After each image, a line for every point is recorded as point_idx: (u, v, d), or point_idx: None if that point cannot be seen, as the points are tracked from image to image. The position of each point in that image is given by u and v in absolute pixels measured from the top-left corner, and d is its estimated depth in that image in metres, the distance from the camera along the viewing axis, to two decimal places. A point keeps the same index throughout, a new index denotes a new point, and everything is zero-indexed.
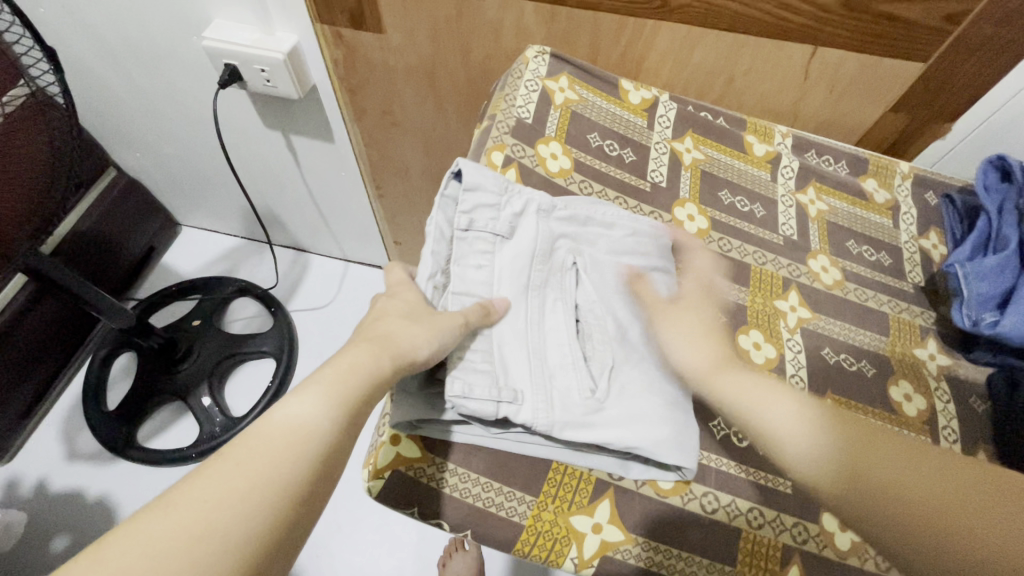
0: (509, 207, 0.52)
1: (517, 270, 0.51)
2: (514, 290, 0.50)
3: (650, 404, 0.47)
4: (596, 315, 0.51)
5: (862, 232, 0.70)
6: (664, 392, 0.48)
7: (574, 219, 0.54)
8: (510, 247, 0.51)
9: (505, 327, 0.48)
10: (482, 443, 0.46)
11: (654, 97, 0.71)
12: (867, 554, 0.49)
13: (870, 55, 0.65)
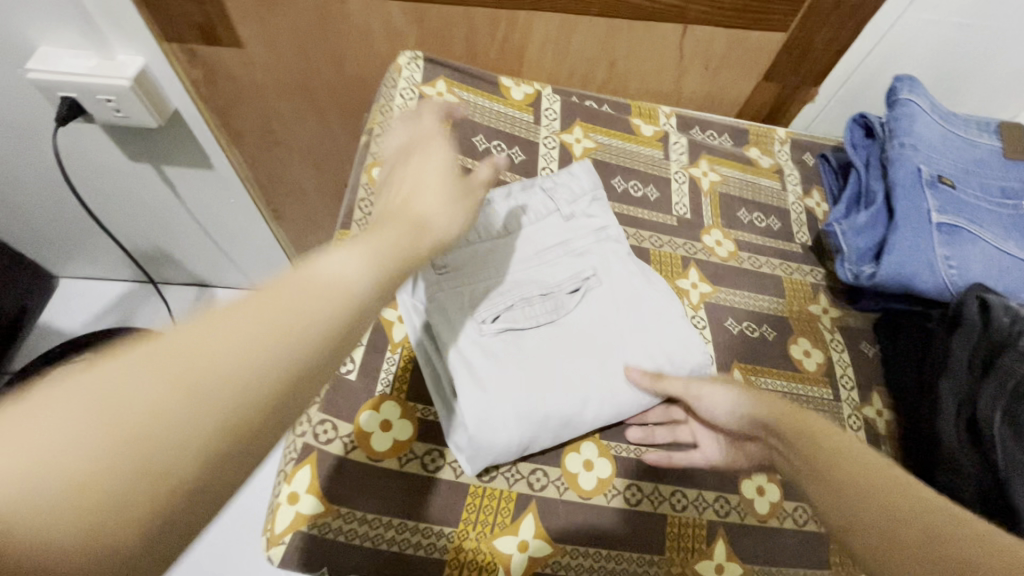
0: (561, 205, 0.58)
1: (470, 261, 0.52)
2: (477, 260, 0.52)
3: (562, 393, 0.46)
4: (542, 314, 0.50)
5: (751, 200, 0.73)
6: (598, 376, 0.48)
7: (592, 236, 0.57)
8: (518, 230, 0.55)
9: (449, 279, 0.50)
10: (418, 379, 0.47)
11: (537, 90, 0.70)
12: (785, 513, 0.51)
13: (735, 28, 0.67)
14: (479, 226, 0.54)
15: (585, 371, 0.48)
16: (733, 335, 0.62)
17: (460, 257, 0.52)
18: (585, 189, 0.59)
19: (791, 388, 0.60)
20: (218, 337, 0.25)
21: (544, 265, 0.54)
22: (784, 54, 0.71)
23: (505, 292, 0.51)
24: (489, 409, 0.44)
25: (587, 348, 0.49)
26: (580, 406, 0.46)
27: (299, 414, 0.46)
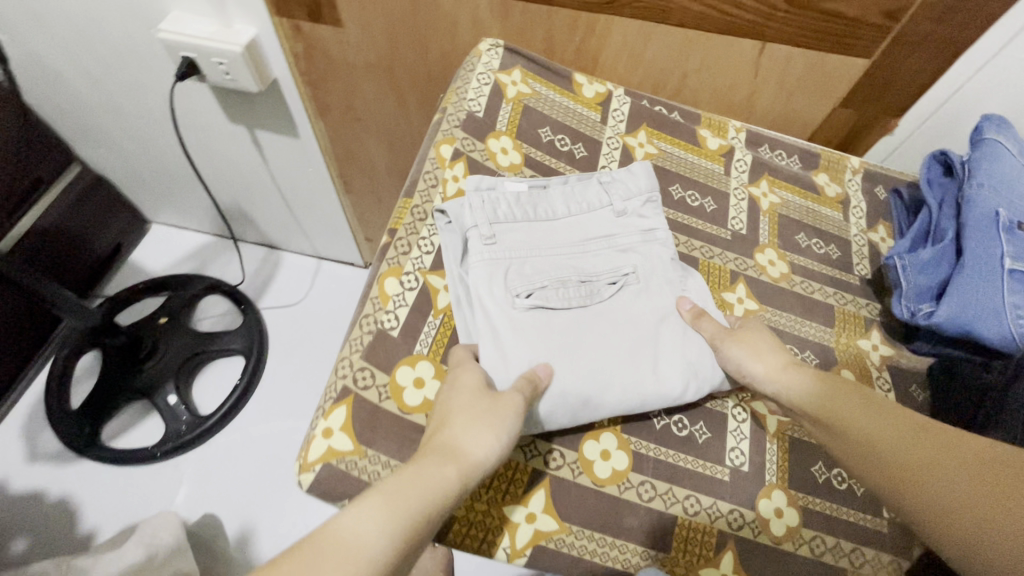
0: (614, 201, 0.59)
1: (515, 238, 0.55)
2: (526, 239, 0.55)
3: (585, 376, 0.48)
4: (572, 296, 0.52)
5: (812, 226, 0.71)
6: (620, 368, 0.49)
7: (639, 235, 0.58)
8: (569, 219, 0.58)
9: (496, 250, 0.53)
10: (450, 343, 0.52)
11: (608, 92, 0.72)
12: (801, 539, 0.50)
13: (817, 51, 0.66)
14: (534, 209, 0.57)
15: (612, 360, 0.49)
16: None
17: (510, 234, 0.55)
18: (642, 188, 0.60)
19: None
20: (355, 523, 0.32)
21: (588, 255, 0.56)
22: (866, 82, 0.70)
23: (547, 272, 0.53)
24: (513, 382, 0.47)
25: (616, 336, 0.51)
26: (600, 393, 0.48)
27: (343, 357, 0.50)
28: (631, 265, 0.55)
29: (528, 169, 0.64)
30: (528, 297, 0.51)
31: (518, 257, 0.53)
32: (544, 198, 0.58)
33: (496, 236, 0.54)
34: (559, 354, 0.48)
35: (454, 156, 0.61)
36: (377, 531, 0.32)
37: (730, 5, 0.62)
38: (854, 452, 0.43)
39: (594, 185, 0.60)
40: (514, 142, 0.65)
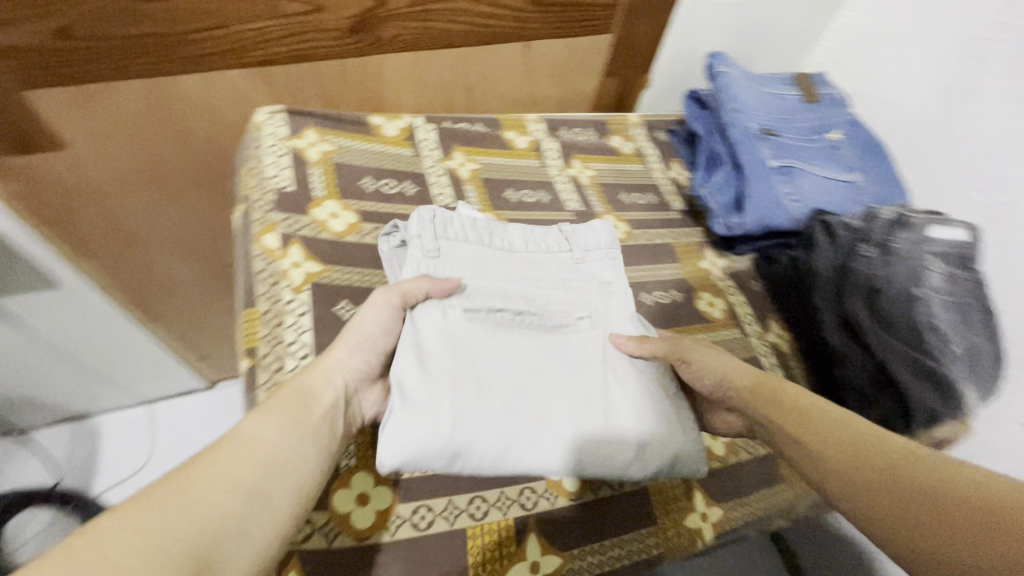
0: (575, 250, 0.61)
1: (456, 258, 0.54)
2: (469, 258, 0.55)
3: (549, 420, 0.46)
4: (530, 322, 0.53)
5: (626, 182, 0.80)
6: (584, 389, 0.49)
7: (595, 288, 0.59)
8: (528, 254, 0.59)
9: (435, 264, 0.53)
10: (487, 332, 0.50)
11: (408, 124, 0.71)
12: (740, 448, 0.58)
13: (570, 37, 0.75)
14: (491, 237, 0.58)
15: (574, 390, 0.49)
16: (651, 307, 0.68)
17: (455, 253, 0.55)
18: (601, 243, 0.62)
19: (707, 336, 0.68)
20: (263, 430, 0.38)
21: (546, 291, 0.56)
22: (616, 52, 0.80)
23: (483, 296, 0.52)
24: (467, 407, 0.44)
25: (587, 370, 0.51)
26: (568, 411, 0.47)
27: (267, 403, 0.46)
28: (586, 311, 0.55)
29: (368, 224, 0.60)
30: (465, 310, 0.50)
31: (466, 277, 0.53)
32: (503, 232, 0.60)
33: (442, 249, 0.54)
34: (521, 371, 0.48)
35: (284, 242, 0.55)
36: (280, 434, 0.38)
37: (486, 16, 0.68)
38: (868, 498, 0.35)
39: (555, 232, 0.63)
40: (342, 203, 0.60)
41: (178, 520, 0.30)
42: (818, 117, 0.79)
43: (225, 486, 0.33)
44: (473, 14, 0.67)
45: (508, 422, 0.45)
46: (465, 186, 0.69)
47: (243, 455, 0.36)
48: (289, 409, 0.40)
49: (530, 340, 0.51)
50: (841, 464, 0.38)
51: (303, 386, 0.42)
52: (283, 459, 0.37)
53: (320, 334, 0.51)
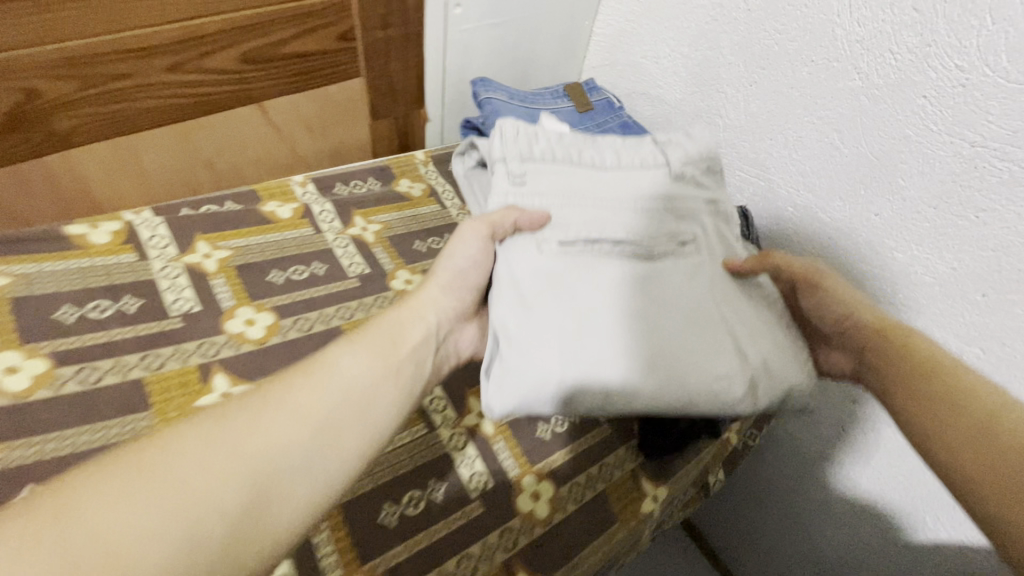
0: (671, 163, 0.59)
1: (552, 184, 0.56)
2: (556, 185, 0.56)
3: (620, 358, 0.48)
4: (654, 239, 0.54)
5: (420, 228, 0.74)
6: (696, 293, 0.53)
7: (700, 203, 0.59)
8: (616, 170, 0.58)
9: (522, 191, 0.56)
10: (580, 255, 0.53)
11: (127, 224, 0.59)
12: (565, 501, 0.55)
13: (310, 88, 0.67)
14: (579, 155, 0.59)
15: (661, 318, 0.51)
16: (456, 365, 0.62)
17: (541, 174, 0.57)
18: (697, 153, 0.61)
19: None
20: (355, 367, 0.41)
21: (640, 212, 0.55)
22: (376, 93, 0.73)
23: (588, 226, 0.54)
24: (533, 359, 0.48)
25: (633, 341, 0.49)
26: (631, 370, 0.48)
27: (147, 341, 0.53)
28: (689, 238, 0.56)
29: (67, 367, 0.48)
30: (557, 245, 0.53)
31: (550, 206, 0.55)
32: (591, 148, 0.60)
33: (527, 174, 0.57)
34: (590, 320, 0.49)
35: None
36: (369, 368, 0.42)
37: (193, 84, 0.57)
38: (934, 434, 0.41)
39: (648, 144, 0.61)
40: (25, 351, 0.48)
41: (272, 439, 0.34)
42: (594, 126, 0.79)
43: (306, 418, 0.36)
44: (175, 84, 0.56)
45: (609, 365, 0.48)
46: (213, 281, 0.59)
47: (348, 391, 0.39)
48: (384, 336, 0.46)
49: (613, 277, 0.51)
50: (918, 385, 0.44)
51: (375, 333, 0.46)
52: (372, 395, 0.40)
53: None
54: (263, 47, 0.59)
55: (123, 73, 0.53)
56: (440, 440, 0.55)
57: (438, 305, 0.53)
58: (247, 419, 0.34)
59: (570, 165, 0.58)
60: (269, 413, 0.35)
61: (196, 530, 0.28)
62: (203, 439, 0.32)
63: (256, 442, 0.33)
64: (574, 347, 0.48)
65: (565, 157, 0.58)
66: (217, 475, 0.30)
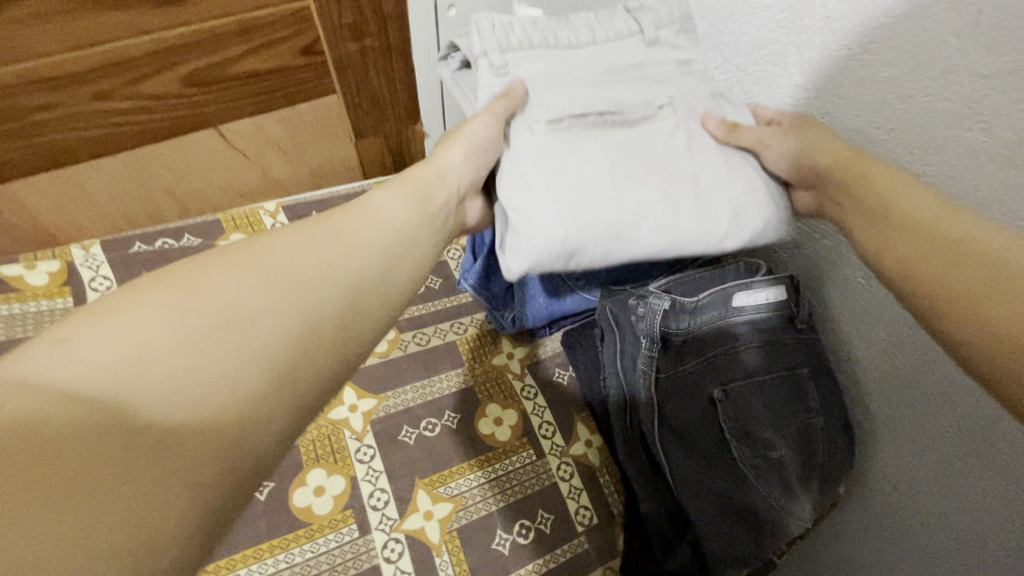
0: (645, 28, 0.44)
1: (529, 58, 0.42)
2: (542, 70, 0.42)
3: (637, 203, 0.38)
4: (640, 107, 0.41)
5: None
6: (705, 163, 0.40)
7: (676, 68, 0.44)
8: (595, 47, 0.43)
9: (505, 79, 0.41)
10: (572, 137, 0.39)
11: (68, 262, 0.55)
12: None
13: (276, 108, 0.59)
14: (553, 33, 0.43)
15: (674, 182, 0.39)
16: (411, 447, 0.53)
17: (527, 64, 0.42)
18: (678, 15, 0.45)
19: (482, 477, 0.53)
20: (387, 207, 0.35)
21: (619, 85, 0.42)
22: (357, 111, 0.63)
23: (568, 105, 0.41)
24: (535, 206, 0.37)
25: (649, 188, 0.38)
26: (637, 218, 0.37)
27: None
28: (666, 99, 0.42)
29: None
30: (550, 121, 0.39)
31: (530, 82, 0.41)
32: (567, 22, 0.44)
33: (511, 66, 0.42)
34: (594, 181, 0.37)
35: None
36: (398, 211, 0.35)
37: (135, 111, 0.52)
38: (920, 273, 0.28)
39: (620, 10, 0.45)
40: None
41: (308, 266, 0.27)
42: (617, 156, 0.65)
43: (349, 246, 0.30)
44: (113, 113, 0.51)
45: (608, 210, 0.37)
46: None
47: (391, 228, 0.33)
48: (411, 188, 0.38)
49: (614, 150, 0.39)
50: (899, 240, 0.31)
51: (410, 181, 0.39)
52: (401, 235, 0.33)
53: None
54: (210, 67, 0.52)
55: (48, 103, 0.48)
56: (369, 547, 0.48)
57: (458, 172, 0.42)
58: (244, 260, 0.26)
59: (552, 49, 0.42)
60: (270, 255, 0.27)
61: (252, 358, 0.23)
62: (190, 284, 0.24)
63: (278, 275, 0.26)
64: (561, 204, 0.37)
65: (545, 41, 0.42)
66: (207, 324, 0.23)
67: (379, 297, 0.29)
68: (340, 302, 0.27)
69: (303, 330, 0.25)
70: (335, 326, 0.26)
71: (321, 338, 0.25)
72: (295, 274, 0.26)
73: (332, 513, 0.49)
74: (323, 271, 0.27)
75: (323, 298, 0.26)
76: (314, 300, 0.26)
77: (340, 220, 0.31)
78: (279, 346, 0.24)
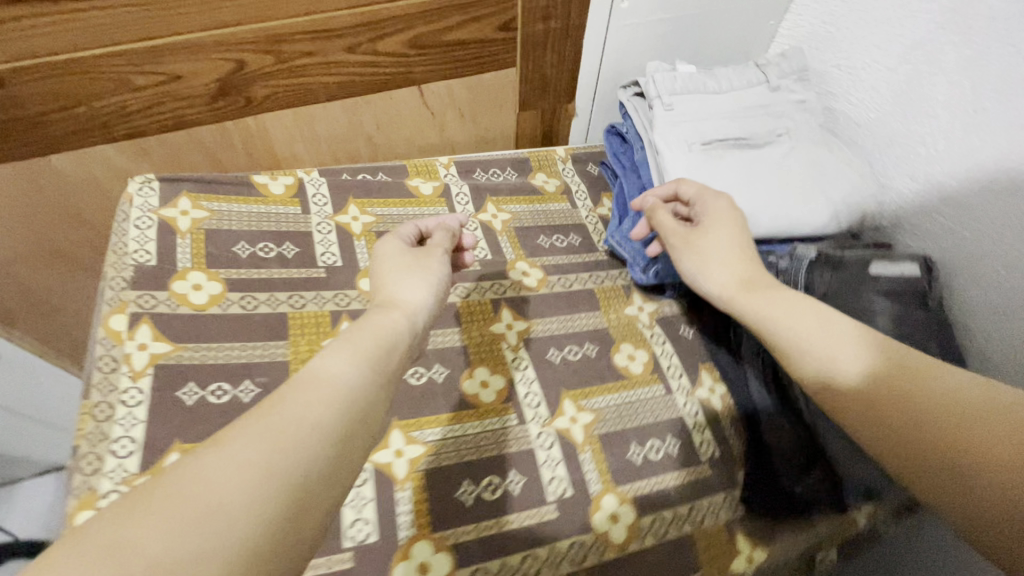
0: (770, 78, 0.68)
1: (690, 100, 0.66)
2: (698, 105, 0.66)
3: (766, 199, 0.60)
4: (764, 133, 0.64)
5: (546, 223, 0.75)
6: (810, 171, 0.63)
7: (792, 105, 0.68)
8: (733, 91, 0.67)
9: (674, 114, 0.65)
10: (717, 154, 0.63)
11: (297, 179, 0.67)
12: (642, 532, 0.51)
13: (469, 74, 0.70)
14: (704, 83, 0.67)
15: (789, 184, 0.61)
16: (557, 366, 0.61)
17: (687, 101, 0.66)
18: (794, 67, 0.69)
19: (619, 398, 0.60)
20: (336, 365, 0.34)
21: (751, 118, 0.66)
22: (528, 86, 0.75)
23: (715, 131, 0.64)
24: (691, 200, 0.60)
25: (772, 189, 0.61)
26: (760, 211, 0.60)
27: (323, 252, 0.62)
28: (784, 128, 0.65)
29: (234, 293, 0.56)
30: (700, 145, 0.63)
31: (695, 120, 0.64)
32: (713, 76, 0.69)
33: (675, 104, 0.65)
34: (730, 184, 0.61)
35: (133, 323, 0.51)
36: (349, 369, 0.34)
37: (368, 66, 0.64)
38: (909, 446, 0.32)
39: (751, 67, 0.70)
40: (207, 273, 0.57)
41: (323, 405, 0.31)
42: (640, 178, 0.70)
43: (370, 363, 0.36)
44: (352, 65, 0.63)
45: (744, 202, 0.60)
46: (356, 241, 0.65)
47: (381, 349, 0.38)
48: (370, 344, 0.38)
49: (748, 159, 0.63)
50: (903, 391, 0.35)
51: (366, 329, 0.40)
52: (375, 377, 0.35)
53: (155, 427, 0.46)
54: (430, 34, 0.64)
55: (313, 50, 0.60)
56: (526, 434, 0.55)
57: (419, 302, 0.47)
58: (251, 418, 0.28)
59: (706, 92, 0.67)
60: (260, 420, 0.28)
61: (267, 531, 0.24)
62: (165, 493, 0.24)
63: (263, 452, 0.27)
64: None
65: (697, 86, 0.67)
66: (252, 485, 0.25)
67: (371, 426, 0.33)
68: (344, 443, 0.30)
69: (303, 492, 0.27)
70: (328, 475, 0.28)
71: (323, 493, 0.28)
72: (310, 413, 0.30)
73: (495, 403, 0.57)
74: (325, 416, 0.30)
75: (331, 442, 0.29)
76: (322, 447, 0.29)
77: (344, 351, 0.36)
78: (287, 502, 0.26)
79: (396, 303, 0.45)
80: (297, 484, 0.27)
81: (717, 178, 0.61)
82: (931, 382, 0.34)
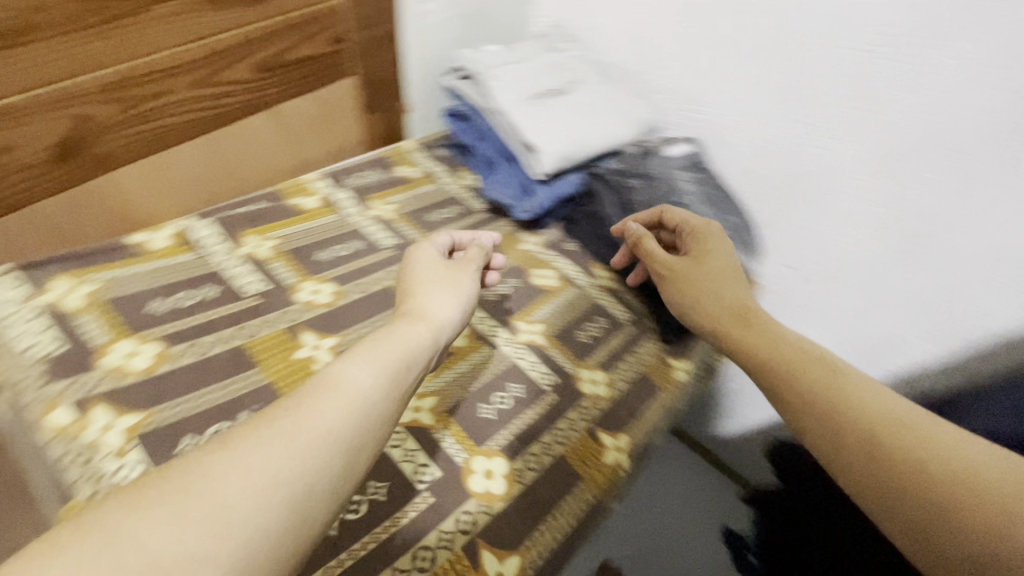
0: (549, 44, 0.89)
1: (504, 70, 0.82)
2: (511, 72, 0.82)
3: (589, 124, 0.79)
4: (565, 81, 0.84)
5: (427, 203, 0.82)
6: (607, 98, 0.84)
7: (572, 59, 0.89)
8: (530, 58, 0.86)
9: (497, 83, 0.80)
10: (541, 102, 0.80)
11: (181, 229, 0.65)
12: (616, 379, 0.65)
13: (309, 91, 0.77)
14: (507, 57, 0.85)
15: (598, 110, 0.81)
16: (496, 301, 0.70)
17: (502, 71, 0.82)
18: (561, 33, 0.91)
19: (553, 304, 0.72)
20: (360, 375, 0.38)
21: (552, 72, 0.84)
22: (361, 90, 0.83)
23: (532, 87, 0.81)
24: (542, 137, 0.76)
25: (589, 116, 0.80)
26: (590, 133, 0.78)
27: (244, 283, 0.61)
28: (575, 74, 0.86)
29: (176, 346, 0.53)
30: (528, 99, 0.80)
31: (515, 83, 0.81)
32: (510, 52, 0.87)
33: (495, 74, 0.81)
34: (561, 120, 0.78)
35: (80, 410, 0.46)
36: (371, 377, 0.38)
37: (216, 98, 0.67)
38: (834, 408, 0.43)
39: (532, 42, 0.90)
40: (135, 339, 0.52)
41: (347, 415, 0.35)
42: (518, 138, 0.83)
43: (388, 373, 0.40)
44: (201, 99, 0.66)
45: (577, 129, 0.78)
46: (272, 264, 0.64)
47: (401, 359, 0.42)
48: (384, 354, 0.41)
49: (564, 100, 0.81)
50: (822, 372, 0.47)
51: (393, 337, 0.43)
52: (395, 387, 0.40)
53: None
54: (266, 59, 0.70)
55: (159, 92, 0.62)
56: (504, 354, 0.64)
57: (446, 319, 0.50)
58: (286, 414, 0.34)
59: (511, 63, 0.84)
60: (290, 421, 0.33)
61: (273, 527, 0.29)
62: (192, 481, 0.29)
63: (287, 444, 0.32)
64: (557, 133, 0.77)
65: (503, 60, 0.84)
66: (259, 491, 0.29)
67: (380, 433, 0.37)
68: (356, 447, 0.35)
69: (308, 498, 0.31)
70: (336, 478, 0.33)
71: (327, 495, 0.32)
72: (334, 418, 0.34)
73: (469, 345, 0.64)
74: (344, 426, 0.34)
75: (344, 444, 0.34)
76: (338, 449, 0.34)
77: (375, 361, 0.40)
78: (286, 507, 0.30)
79: (426, 318, 0.48)
80: (301, 493, 0.31)
81: (550, 118, 0.78)
82: (865, 398, 0.43)
